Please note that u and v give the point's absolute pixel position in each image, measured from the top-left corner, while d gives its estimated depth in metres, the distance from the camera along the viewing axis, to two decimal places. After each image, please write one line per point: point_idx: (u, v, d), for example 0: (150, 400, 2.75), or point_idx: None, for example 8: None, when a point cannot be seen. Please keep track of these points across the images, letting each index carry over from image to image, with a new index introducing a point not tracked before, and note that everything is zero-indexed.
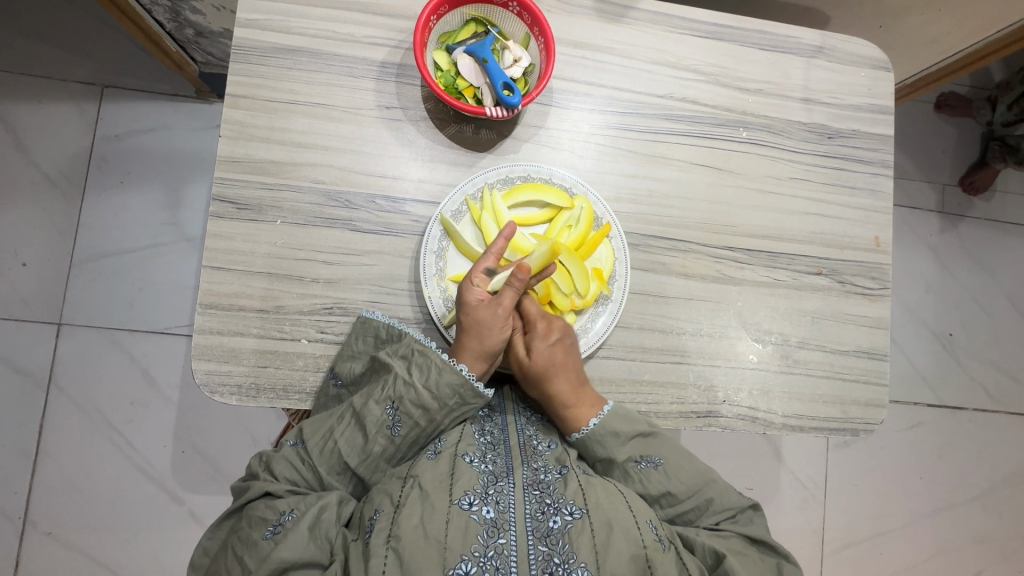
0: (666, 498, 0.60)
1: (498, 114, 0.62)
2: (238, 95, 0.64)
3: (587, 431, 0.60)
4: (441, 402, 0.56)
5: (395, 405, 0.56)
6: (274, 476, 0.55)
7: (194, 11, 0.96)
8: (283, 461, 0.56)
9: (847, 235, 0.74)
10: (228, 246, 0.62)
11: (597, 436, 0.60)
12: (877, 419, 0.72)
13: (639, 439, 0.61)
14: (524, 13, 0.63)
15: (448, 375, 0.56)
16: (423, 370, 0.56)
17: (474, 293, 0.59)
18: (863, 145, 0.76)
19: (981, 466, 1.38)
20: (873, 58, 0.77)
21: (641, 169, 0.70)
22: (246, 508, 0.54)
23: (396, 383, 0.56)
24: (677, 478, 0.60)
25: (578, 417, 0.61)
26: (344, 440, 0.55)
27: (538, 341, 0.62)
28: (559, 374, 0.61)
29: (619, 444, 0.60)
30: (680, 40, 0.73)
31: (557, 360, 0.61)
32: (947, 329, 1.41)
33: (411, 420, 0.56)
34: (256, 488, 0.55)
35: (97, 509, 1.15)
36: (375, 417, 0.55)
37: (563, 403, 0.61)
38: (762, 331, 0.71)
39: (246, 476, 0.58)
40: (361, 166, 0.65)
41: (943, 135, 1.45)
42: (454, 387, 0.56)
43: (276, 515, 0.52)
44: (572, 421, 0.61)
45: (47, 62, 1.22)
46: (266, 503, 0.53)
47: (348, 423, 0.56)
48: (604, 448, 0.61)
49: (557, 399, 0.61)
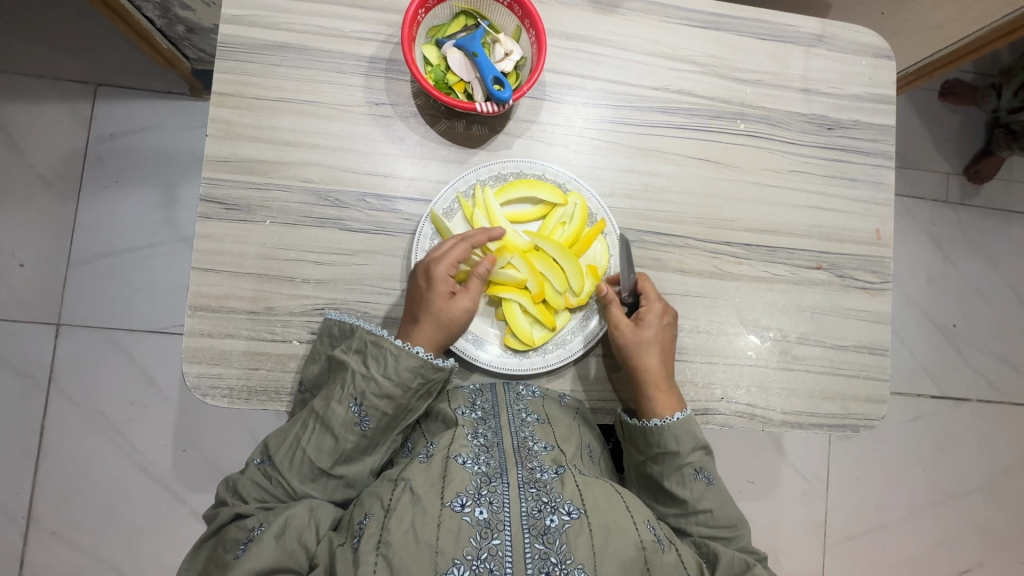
0: (705, 515, 0.60)
1: (489, 110, 0.61)
2: (224, 93, 0.63)
3: (671, 420, 0.62)
4: (405, 387, 0.56)
5: (358, 399, 0.55)
6: (243, 498, 0.55)
7: (184, 6, 0.95)
8: (250, 481, 0.56)
9: (847, 228, 0.73)
10: (217, 247, 0.61)
11: (676, 430, 0.61)
12: (877, 415, 0.71)
13: (705, 452, 0.63)
14: (514, 5, 0.62)
15: (405, 359, 0.56)
16: (380, 360, 0.56)
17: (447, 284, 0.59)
18: (863, 136, 0.74)
19: (984, 457, 1.37)
20: (874, 46, 0.75)
21: (636, 163, 0.69)
22: (219, 533, 0.54)
23: (355, 379, 0.56)
24: (722, 503, 0.61)
25: (662, 403, 0.63)
26: (313, 445, 0.55)
27: (652, 317, 0.63)
28: (660, 354, 0.63)
29: (691, 447, 0.61)
30: (676, 31, 0.71)
31: (662, 339, 0.64)
32: (950, 320, 1.39)
33: (377, 412, 0.56)
34: (226, 512, 0.54)
35: (98, 508, 1.15)
36: (339, 415, 0.55)
37: (654, 384, 0.63)
38: (760, 326, 0.70)
39: (218, 503, 0.58)
40: (351, 164, 0.64)
41: (947, 124, 1.42)
42: (414, 370, 0.56)
43: (246, 532, 0.52)
44: (652, 406, 0.63)
45: (40, 61, 1.21)
46: (236, 524, 0.53)
47: (313, 428, 0.56)
48: (677, 444, 0.61)
49: (650, 379, 0.63)
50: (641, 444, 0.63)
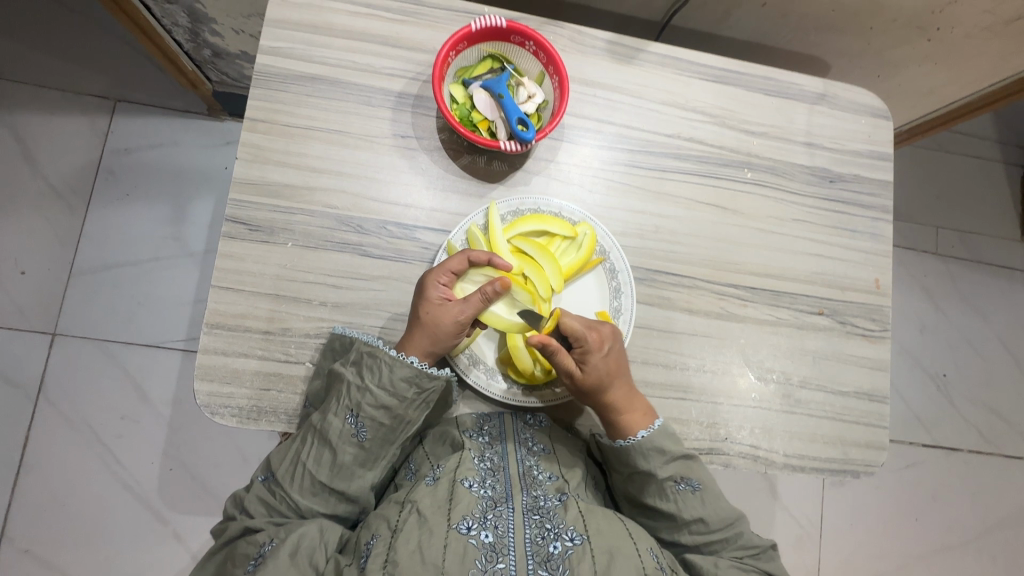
0: (696, 523, 0.60)
1: (512, 148, 0.63)
2: (256, 119, 0.65)
3: (637, 439, 0.61)
4: (401, 397, 0.57)
5: (354, 412, 0.56)
6: (250, 513, 0.56)
7: (213, 33, 0.99)
8: (255, 498, 0.57)
9: (848, 276, 0.76)
10: (238, 267, 0.62)
11: (644, 448, 0.61)
12: (877, 461, 0.72)
13: (683, 461, 0.62)
14: (539, 52, 0.65)
15: (399, 369, 0.57)
16: (374, 370, 0.57)
17: (437, 290, 0.59)
18: (862, 190, 0.78)
19: (976, 507, 1.37)
20: (874, 107, 0.80)
21: (648, 205, 0.72)
22: (231, 546, 0.55)
23: (350, 391, 0.57)
24: (712, 508, 0.61)
25: (630, 424, 0.62)
26: (311, 461, 0.56)
27: (590, 357, 0.60)
28: (616, 381, 0.61)
29: (664, 462, 0.61)
30: (688, 83, 0.75)
31: (615, 367, 0.61)
32: (941, 369, 1.42)
33: (374, 423, 0.57)
34: (236, 526, 0.56)
35: (78, 525, 1.12)
36: (336, 429, 0.56)
37: (616, 411, 0.62)
38: (764, 368, 0.72)
39: (226, 518, 0.59)
40: (374, 193, 0.66)
41: (935, 178, 1.49)
42: (409, 380, 0.57)
43: (257, 548, 0.53)
44: (618, 427, 0.62)
45: (62, 75, 1.24)
46: (248, 539, 0.54)
47: (312, 443, 0.57)
48: (648, 463, 0.61)
49: (611, 408, 0.62)
50: (618, 465, 0.64)
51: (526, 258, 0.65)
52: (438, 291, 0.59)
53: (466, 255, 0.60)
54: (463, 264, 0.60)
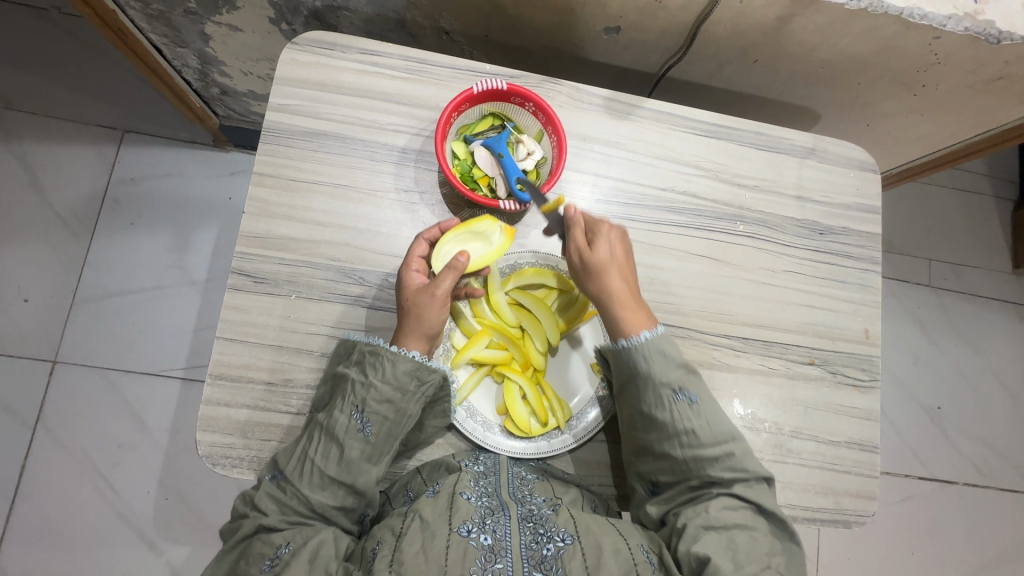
0: (688, 436, 0.60)
1: (510, 208, 0.65)
2: (264, 173, 0.67)
3: (638, 339, 0.62)
4: (403, 391, 0.58)
5: (359, 408, 0.57)
6: (261, 511, 0.56)
7: (222, 75, 1.03)
8: (266, 495, 0.57)
9: (838, 326, 0.77)
10: (243, 318, 0.64)
11: (647, 347, 0.61)
12: (868, 511, 0.73)
13: (684, 372, 0.62)
14: (539, 112, 0.67)
15: (402, 364, 0.58)
16: (377, 367, 0.58)
17: (412, 277, 0.62)
18: (852, 242, 0.80)
19: (971, 543, 1.38)
20: (862, 160, 0.82)
21: (643, 258, 0.74)
22: (243, 547, 0.55)
23: (354, 388, 0.58)
24: (708, 422, 0.60)
25: (633, 323, 0.63)
26: (319, 456, 0.57)
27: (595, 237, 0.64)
28: (618, 271, 0.64)
29: (664, 366, 0.61)
30: (682, 138, 0.77)
31: (618, 259, 0.64)
32: (935, 402, 1.43)
33: (379, 417, 0.58)
34: (250, 524, 0.55)
35: (72, 556, 1.11)
36: (342, 425, 0.57)
37: (619, 305, 0.63)
38: (756, 418, 0.73)
39: (236, 518, 0.59)
40: (377, 245, 0.68)
41: (927, 214, 1.52)
42: (411, 373, 0.58)
43: (274, 549, 0.53)
44: (621, 324, 0.63)
45: (72, 108, 1.27)
46: (262, 538, 0.54)
47: (319, 440, 0.57)
48: (648, 365, 0.61)
49: (614, 301, 0.63)
50: (618, 371, 0.63)
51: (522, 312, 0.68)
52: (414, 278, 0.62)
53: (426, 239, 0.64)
54: (427, 249, 0.65)
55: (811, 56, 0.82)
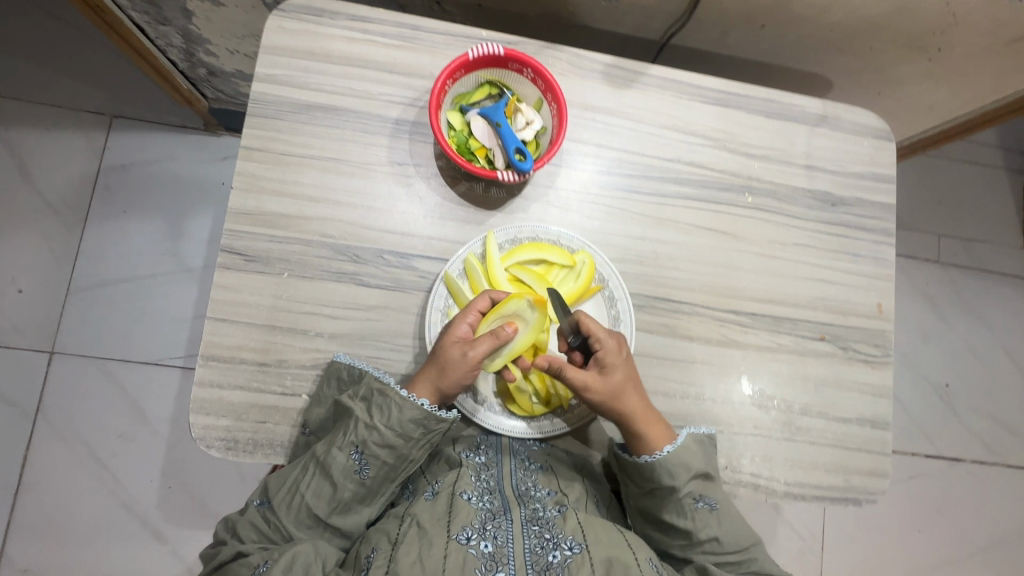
0: (711, 544, 0.61)
1: (509, 178, 0.63)
2: (252, 147, 0.64)
3: (661, 455, 0.61)
4: (407, 437, 0.57)
5: (359, 449, 0.56)
6: (243, 539, 0.56)
7: (208, 53, 0.99)
8: (249, 523, 0.57)
9: (850, 301, 0.75)
10: (234, 298, 0.62)
11: (669, 464, 0.61)
12: (879, 489, 0.71)
13: (703, 480, 0.62)
14: (538, 78, 0.64)
15: (409, 412, 0.57)
16: (383, 410, 0.57)
17: (461, 329, 0.59)
18: (865, 213, 0.77)
19: (979, 521, 1.37)
20: (876, 128, 0.79)
21: (647, 231, 0.71)
22: (221, 571, 0.54)
23: (357, 428, 0.56)
24: (729, 530, 0.61)
25: (652, 440, 0.61)
26: (311, 492, 0.56)
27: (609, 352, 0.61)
28: (636, 388, 0.62)
29: (687, 478, 0.61)
30: (688, 106, 0.74)
31: (630, 375, 0.62)
32: (944, 380, 1.41)
33: (378, 461, 0.57)
34: (228, 550, 0.55)
35: (76, 544, 1.12)
36: (340, 465, 0.56)
37: (638, 423, 0.61)
38: (765, 395, 0.71)
39: (219, 543, 0.59)
40: (371, 222, 0.65)
41: (938, 188, 1.48)
42: (417, 422, 0.57)
43: (252, 569, 0.53)
44: (643, 442, 0.61)
45: (60, 92, 1.24)
46: (240, 561, 0.54)
47: (313, 473, 0.56)
48: (671, 478, 0.61)
49: (631, 420, 0.61)
50: (637, 481, 0.63)
51: (521, 288, 0.65)
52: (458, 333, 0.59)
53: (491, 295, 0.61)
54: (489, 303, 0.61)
55: (821, 20, 0.79)
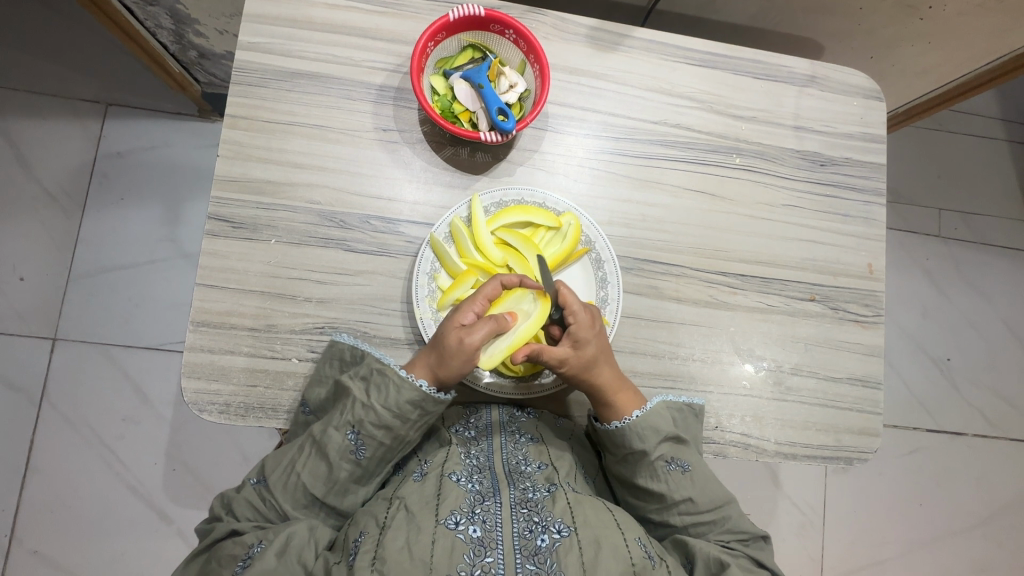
0: (686, 505, 0.61)
1: (493, 139, 0.63)
2: (237, 116, 0.65)
3: (632, 420, 0.61)
4: (404, 418, 0.57)
5: (355, 429, 0.56)
6: (238, 516, 0.56)
7: (198, 34, 0.99)
8: (244, 500, 0.57)
9: (841, 261, 0.74)
10: (222, 264, 0.62)
11: (638, 429, 0.61)
12: (871, 448, 0.71)
13: (674, 442, 0.62)
14: (520, 40, 0.64)
15: (406, 393, 0.57)
16: (381, 390, 0.57)
17: (466, 317, 0.58)
18: (855, 174, 0.76)
19: (981, 493, 1.36)
20: (866, 88, 0.78)
21: (634, 193, 0.71)
22: (214, 548, 0.54)
23: (355, 408, 0.57)
24: (702, 489, 0.61)
25: (622, 407, 0.62)
26: (307, 472, 0.56)
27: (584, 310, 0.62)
28: (607, 359, 0.62)
29: (657, 442, 0.61)
30: (675, 69, 0.74)
31: (602, 347, 0.62)
32: (944, 353, 1.40)
33: (374, 442, 0.57)
34: (222, 528, 0.55)
35: (83, 525, 1.13)
36: (336, 445, 0.56)
37: (609, 394, 0.62)
38: (755, 356, 0.71)
39: (213, 518, 0.59)
40: (357, 188, 0.65)
41: (937, 160, 1.46)
42: (414, 403, 0.57)
43: (245, 549, 0.53)
44: (613, 409, 0.62)
45: (54, 80, 1.24)
46: (233, 540, 0.54)
47: (309, 453, 0.57)
48: (641, 442, 0.61)
49: (603, 390, 0.61)
50: (610, 447, 0.63)
51: (507, 251, 0.65)
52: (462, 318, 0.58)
53: (500, 281, 0.60)
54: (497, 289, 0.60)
55: None
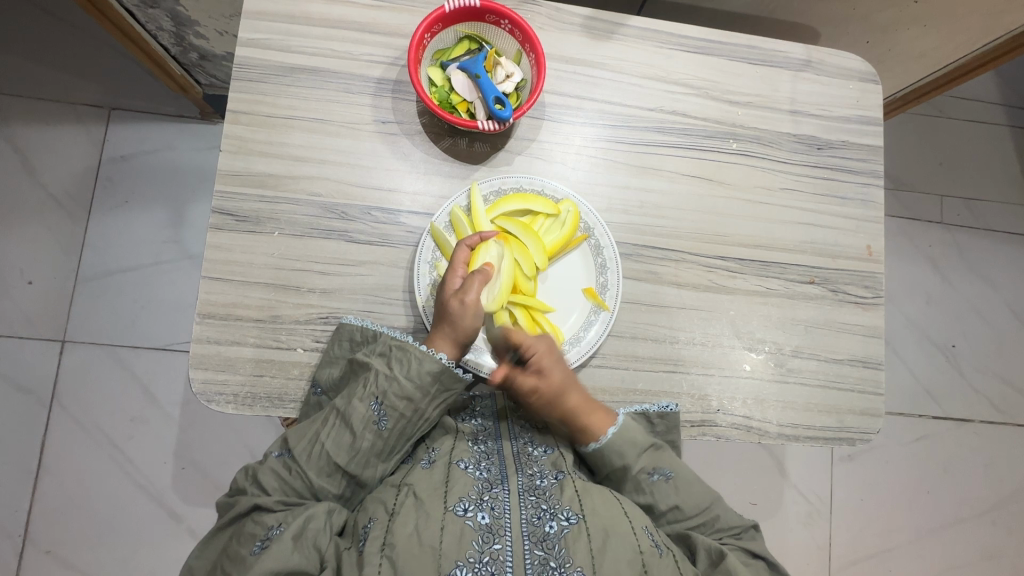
0: (673, 511, 0.61)
1: (490, 127, 0.63)
2: (238, 111, 0.66)
3: (604, 440, 0.61)
4: (425, 391, 0.59)
5: (379, 399, 0.58)
6: (263, 490, 0.56)
7: (197, 36, 1.00)
8: (269, 473, 0.57)
9: (839, 244, 0.75)
10: (227, 257, 0.63)
11: (612, 448, 0.61)
12: (873, 429, 0.72)
13: (654, 450, 0.63)
14: (515, 30, 0.65)
15: (428, 363, 0.58)
16: (403, 362, 0.59)
17: (455, 283, 0.61)
18: (852, 156, 0.77)
19: (989, 479, 1.36)
20: (862, 71, 0.78)
21: (632, 180, 0.72)
22: (236, 524, 0.55)
23: (377, 379, 0.58)
24: (686, 494, 0.61)
25: (595, 428, 0.62)
26: (331, 442, 0.57)
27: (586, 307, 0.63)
28: (575, 387, 0.63)
29: (635, 456, 0.62)
30: (670, 56, 0.74)
31: (568, 376, 0.63)
32: (949, 340, 1.40)
33: (397, 413, 0.58)
34: (245, 502, 0.56)
35: (95, 525, 1.15)
36: (360, 415, 0.57)
37: (580, 417, 0.62)
38: (756, 340, 0.71)
39: (234, 492, 0.59)
40: (357, 179, 0.66)
41: (937, 146, 1.46)
42: (435, 374, 0.59)
43: (265, 530, 0.54)
44: (589, 432, 0.62)
45: (58, 86, 1.26)
46: (255, 518, 0.54)
47: (333, 424, 0.57)
48: (618, 459, 0.61)
49: (573, 415, 0.62)
50: (595, 466, 0.64)
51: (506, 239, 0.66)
52: (454, 287, 0.61)
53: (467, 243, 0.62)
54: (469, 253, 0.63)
55: None
